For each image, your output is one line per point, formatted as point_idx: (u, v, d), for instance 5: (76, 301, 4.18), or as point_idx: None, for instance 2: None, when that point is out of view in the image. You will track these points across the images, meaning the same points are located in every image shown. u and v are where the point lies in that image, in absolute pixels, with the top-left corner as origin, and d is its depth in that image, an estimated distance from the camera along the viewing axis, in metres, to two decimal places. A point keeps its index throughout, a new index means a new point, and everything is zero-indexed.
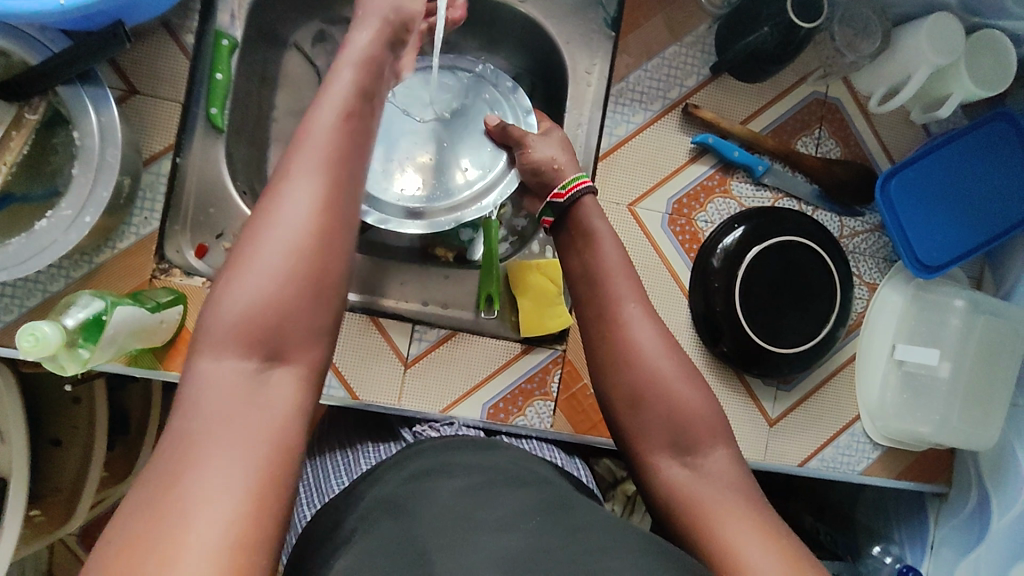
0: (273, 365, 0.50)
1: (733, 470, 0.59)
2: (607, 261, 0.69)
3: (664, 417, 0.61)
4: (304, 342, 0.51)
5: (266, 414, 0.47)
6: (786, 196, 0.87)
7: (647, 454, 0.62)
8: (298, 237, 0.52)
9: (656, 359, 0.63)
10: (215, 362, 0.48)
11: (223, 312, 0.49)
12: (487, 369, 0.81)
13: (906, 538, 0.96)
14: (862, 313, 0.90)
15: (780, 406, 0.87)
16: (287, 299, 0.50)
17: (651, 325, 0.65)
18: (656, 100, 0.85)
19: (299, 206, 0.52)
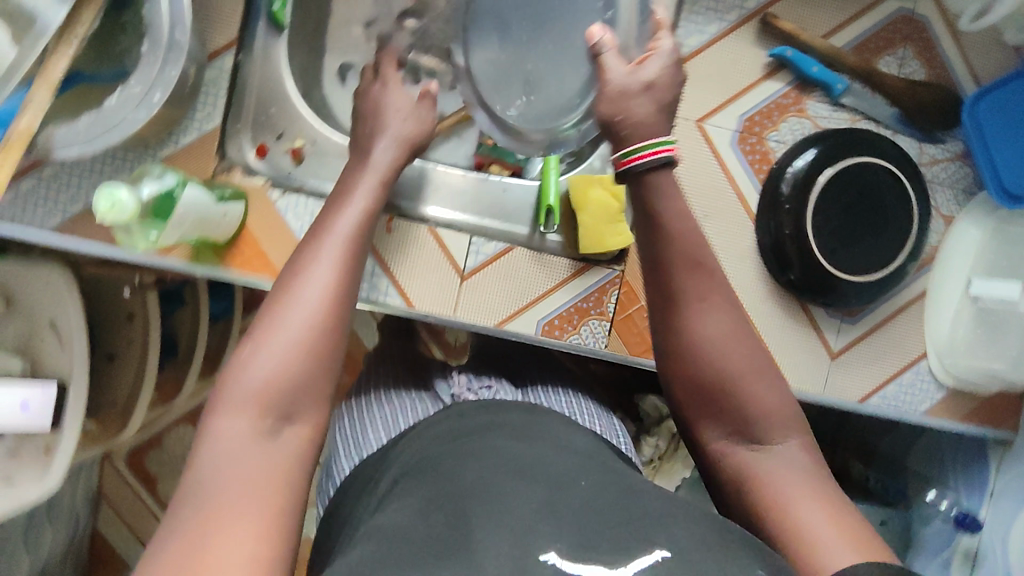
0: (285, 426, 0.46)
1: (813, 467, 0.50)
2: (678, 219, 0.57)
3: (737, 403, 0.53)
4: (315, 408, 0.48)
5: (276, 472, 0.44)
6: (865, 118, 0.83)
7: (715, 453, 0.54)
8: (316, 312, 0.50)
9: (728, 345, 0.54)
10: (228, 419, 0.45)
11: (238, 379, 0.47)
12: (543, 286, 0.80)
13: (963, 484, 0.93)
14: (936, 245, 0.86)
15: (844, 338, 0.84)
16: (306, 367, 0.48)
17: (722, 311, 0.55)
18: (732, 10, 0.81)
19: (319, 284, 0.51)
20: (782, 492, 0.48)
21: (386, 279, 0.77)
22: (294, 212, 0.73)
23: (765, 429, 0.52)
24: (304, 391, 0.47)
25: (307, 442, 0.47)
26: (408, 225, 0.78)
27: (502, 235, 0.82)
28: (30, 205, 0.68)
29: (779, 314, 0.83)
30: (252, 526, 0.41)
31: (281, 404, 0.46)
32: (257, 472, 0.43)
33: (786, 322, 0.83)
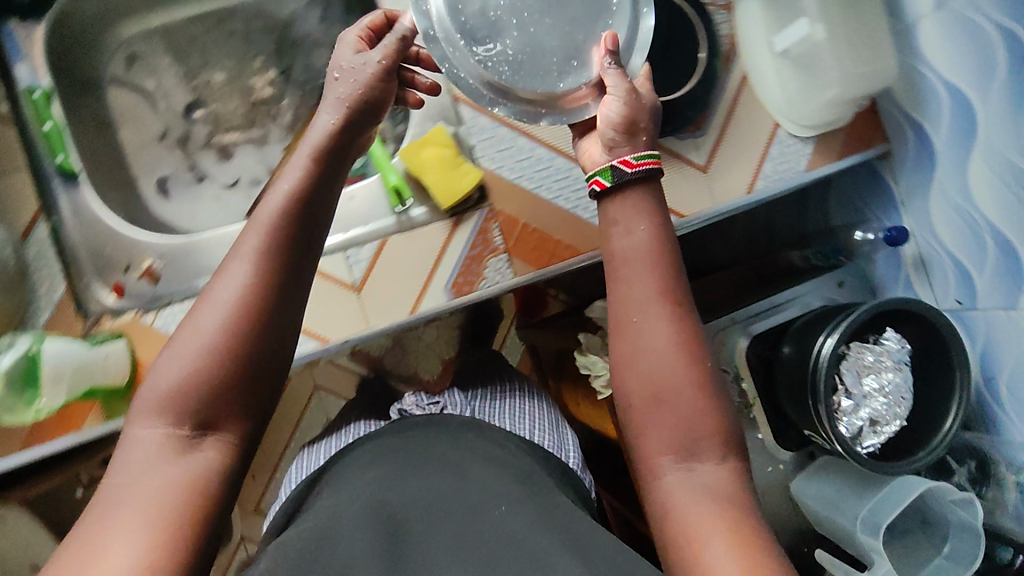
0: (202, 436, 0.52)
1: (730, 489, 0.57)
2: (629, 241, 0.62)
3: (667, 402, 0.58)
4: (230, 420, 0.54)
5: (182, 477, 0.50)
6: None
7: (651, 457, 0.58)
8: (226, 322, 0.53)
9: (667, 354, 0.59)
10: (143, 426, 0.51)
11: (157, 381, 0.52)
12: (431, 256, 0.82)
13: (880, 212, 1.03)
14: (734, 33, 0.92)
15: (704, 152, 0.90)
16: (215, 375, 0.52)
17: (667, 321, 0.60)
18: None
19: (233, 290, 0.54)
20: (695, 528, 0.54)
21: None
22: (176, 322, 0.75)
23: (695, 446, 0.57)
24: (219, 404, 0.53)
25: (222, 455, 0.53)
26: None
27: (373, 235, 0.83)
28: None
29: None
30: (150, 529, 0.47)
31: (197, 417, 0.52)
32: (164, 486, 0.49)
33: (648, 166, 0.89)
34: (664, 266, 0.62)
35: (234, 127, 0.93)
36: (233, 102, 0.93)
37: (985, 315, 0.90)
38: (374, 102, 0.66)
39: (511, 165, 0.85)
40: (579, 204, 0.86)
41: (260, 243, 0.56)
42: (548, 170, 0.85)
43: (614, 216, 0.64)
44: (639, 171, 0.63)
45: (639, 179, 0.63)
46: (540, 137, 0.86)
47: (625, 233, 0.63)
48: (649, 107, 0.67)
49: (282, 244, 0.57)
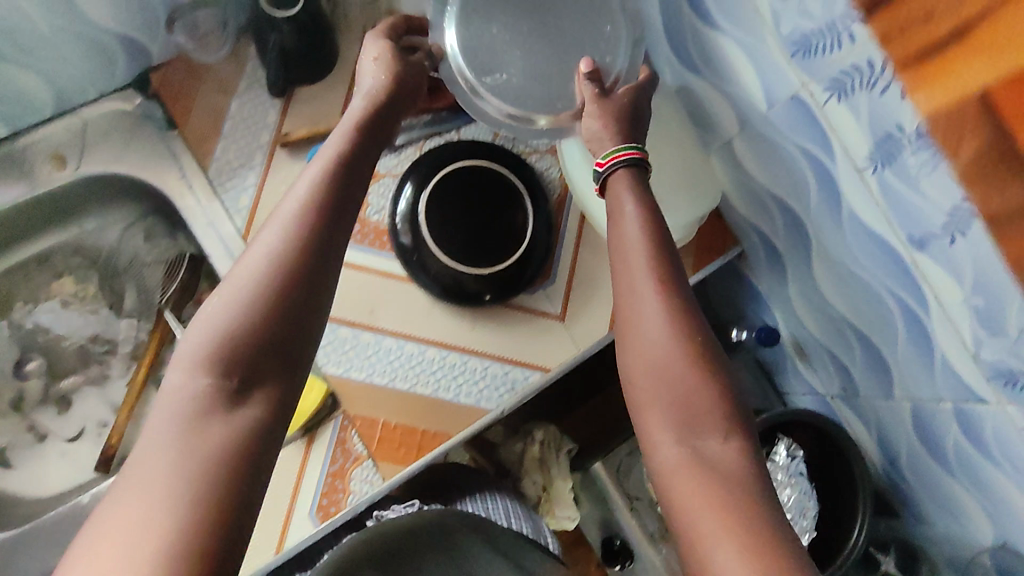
0: (240, 398, 0.49)
1: (738, 464, 0.53)
2: (632, 222, 0.63)
3: (668, 365, 0.56)
4: (269, 381, 0.50)
5: (213, 437, 0.46)
6: (427, 138, 0.91)
7: (649, 431, 0.56)
8: (270, 267, 0.52)
9: (674, 321, 0.58)
10: (185, 378, 0.48)
11: (185, 340, 0.49)
12: (291, 484, 0.81)
13: (755, 307, 1.02)
14: (561, 175, 0.93)
15: (557, 300, 0.89)
16: (256, 332, 0.50)
17: (675, 292, 0.59)
18: (254, 154, 0.83)
19: (279, 237, 0.53)
20: (697, 512, 0.50)
21: None
22: None
23: (699, 418, 0.55)
24: (262, 358, 0.50)
25: (255, 422, 0.48)
26: None
27: None
28: None
29: (496, 327, 0.87)
30: (157, 501, 0.42)
31: (236, 371, 0.49)
32: (201, 447, 0.45)
33: (503, 330, 0.87)
34: (659, 237, 0.62)
35: (71, 370, 0.90)
36: (66, 342, 0.90)
37: (870, 403, 0.90)
38: (394, 95, 0.70)
39: (358, 365, 0.82)
40: (438, 384, 0.84)
41: (296, 209, 0.55)
42: (399, 359, 0.84)
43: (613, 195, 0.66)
44: (608, 168, 0.67)
45: (624, 169, 0.66)
46: (383, 328, 0.84)
47: (621, 221, 0.64)
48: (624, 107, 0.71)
49: (312, 210, 0.56)
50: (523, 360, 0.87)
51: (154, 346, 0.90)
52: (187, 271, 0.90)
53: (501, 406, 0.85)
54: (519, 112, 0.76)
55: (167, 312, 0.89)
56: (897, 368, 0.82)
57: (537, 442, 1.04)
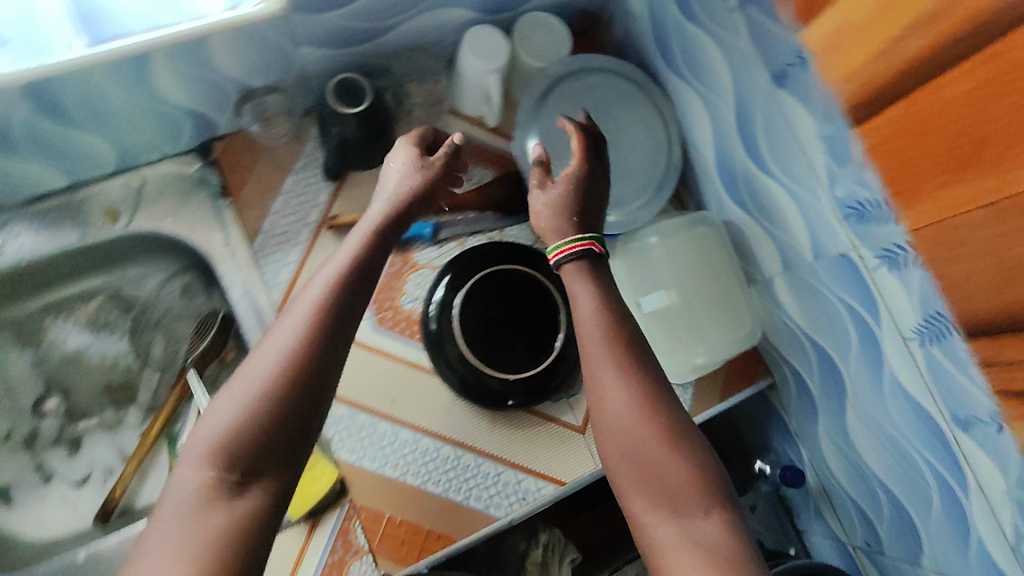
0: (241, 486, 0.51)
1: (727, 539, 0.56)
2: (599, 310, 0.66)
3: (634, 444, 0.61)
4: (271, 468, 0.53)
5: (206, 533, 0.49)
6: (469, 235, 0.91)
7: (632, 513, 0.60)
8: (286, 352, 0.55)
9: (636, 415, 0.62)
10: (191, 471, 0.51)
11: (195, 437, 0.53)
12: (287, 568, 0.78)
13: (779, 437, 0.99)
14: (596, 286, 0.91)
15: (580, 410, 0.87)
16: (263, 419, 0.52)
17: (629, 388, 0.63)
18: (301, 230, 0.86)
19: (285, 331, 0.55)
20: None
21: None
22: None
23: (680, 505, 0.58)
24: (265, 452, 0.52)
25: (254, 510, 0.51)
26: None
27: None
28: None
29: (514, 431, 0.85)
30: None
31: (246, 457, 0.52)
32: (207, 540, 0.49)
33: (521, 435, 0.85)
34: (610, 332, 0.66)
35: (87, 412, 0.90)
36: (85, 384, 0.91)
37: (895, 564, 0.84)
38: (444, 171, 0.75)
39: (371, 453, 0.81)
40: (448, 484, 0.82)
41: (317, 292, 0.59)
42: (412, 452, 0.82)
43: (570, 294, 0.69)
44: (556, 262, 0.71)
45: (571, 264, 0.70)
46: (401, 420, 0.83)
47: (583, 311, 0.67)
48: (571, 197, 0.74)
49: (329, 292, 0.59)
50: (536, 469, 0.84)
51: (173, 399, 0.89)
52: (216, 331, 0.90)
53: (509, 516, 0.82)
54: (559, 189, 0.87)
55: (191, 372, 0.90)
56: (926, 537, 0.75)
57: (542, 546, 1.00)
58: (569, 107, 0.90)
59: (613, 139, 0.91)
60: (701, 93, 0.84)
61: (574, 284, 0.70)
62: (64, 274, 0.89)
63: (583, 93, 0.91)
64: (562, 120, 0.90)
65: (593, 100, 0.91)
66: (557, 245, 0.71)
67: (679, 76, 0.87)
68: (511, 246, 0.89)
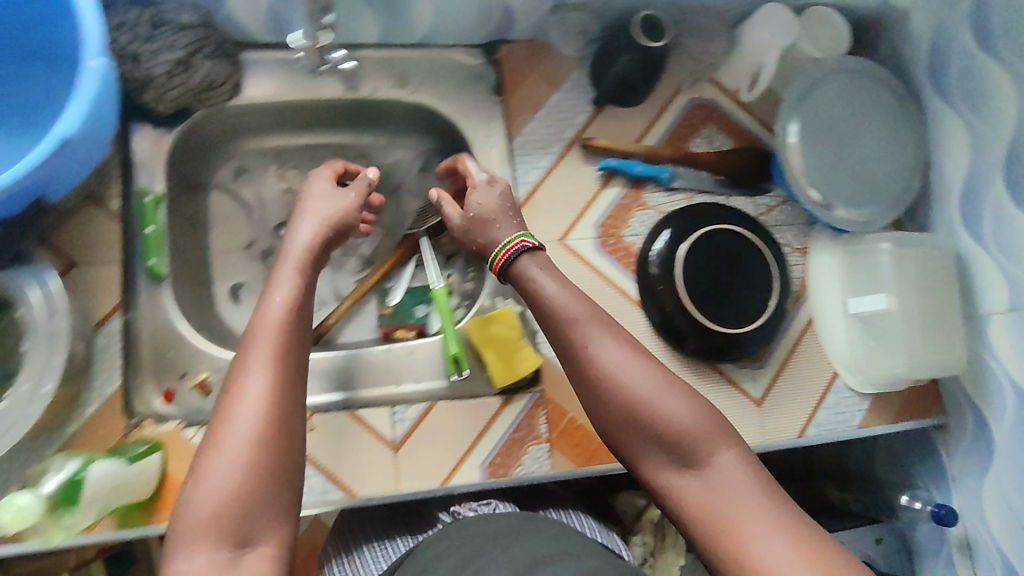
0: (245, 549, 0.50)
1: (745, 471, 0.57)
2: (561, 292, 0.69)
3: (647, 398, 0.61)
4: (271, 530, 0.52)
5: None
6: (699, 192, 0.93)
7: (652, 473, 0.61)
8: (246, 434, 0.52)
9: (632, 367, 0.62)
10: (184, 559, 0.49)
11: (190, 509, 0.50)
12: (473, 432, 0.82)
13: (929, 480, 0.98)
14: (804, 277, 0.93)
15: (761, 384, 0.90)
16: (245, 492, 0.51)
17: (617, 344, 0.64)
18: (555, 142, 0.91)
19: (254, 401, 0.54)
20: (725, 523, 0.55)
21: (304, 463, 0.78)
22: None
23: (689, 453, 0.58)
24: (252, 516, 0.51)
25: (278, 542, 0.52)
26: (329, 415, 0.80)
27: (418, 396, 0.83)
28: None
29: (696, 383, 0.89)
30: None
31: (213, 537, 0.49)
32: None
33: (704, 388, 0.89)
34: (583, 305, 0.67)
35: None
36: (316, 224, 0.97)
37: None
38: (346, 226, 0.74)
39: None
40: None
41: (269, 351, 0.57)
42: None
43: (524, 278, 0.72)
44: (503, 264, 0.74)
45: (523, 256, 0.73)
46: None
47: (548, 287, 0.70)
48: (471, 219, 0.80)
49: (282, 351, 0.58)
50: None
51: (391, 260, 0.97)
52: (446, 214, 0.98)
53: None
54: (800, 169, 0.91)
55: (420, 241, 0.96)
56: None
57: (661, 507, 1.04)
58: (837, 100, 0.93)
59: (862, 144, 0.93)
60: (971, 123, 0.86)
61: (532, 270, 0.72)
62: (330, 122, 0.95)
63: (852, 92, 0.93)
64: (828, 108, 0.92)
65: (859, 102, 0.94)
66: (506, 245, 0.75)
67: (950, 104, 0.89)
68: (739, 214, 0.92)
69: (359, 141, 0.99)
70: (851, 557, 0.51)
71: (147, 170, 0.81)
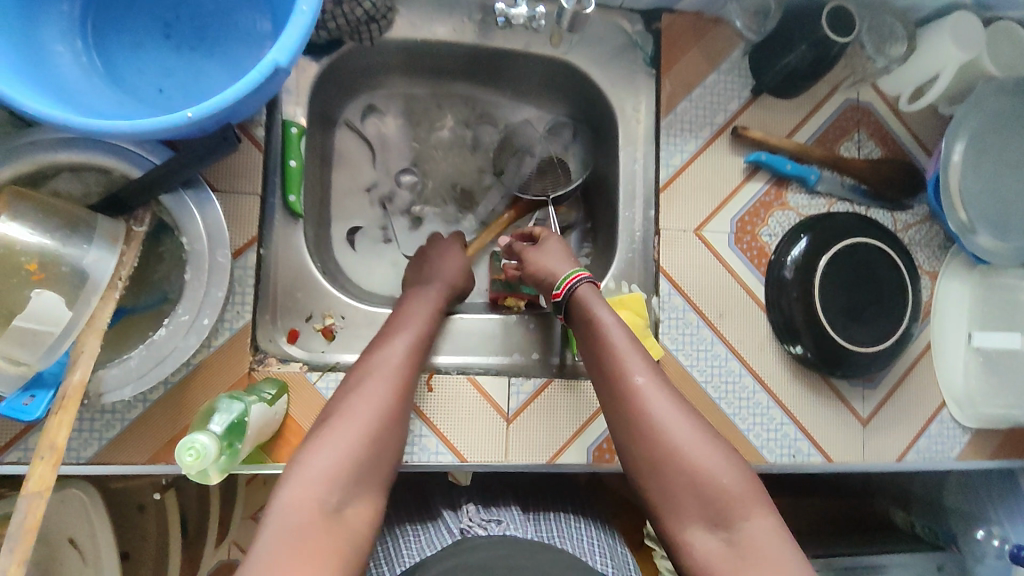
0: (344, 506, 0.53)
1: (776, 537, 0.55)
2: (607, 326, 0.68)
3: (689, 446, 0.60)
4: (367, 495, 0.55)
5: (339, 540, 0.51)
6: (840, 199, 0.89)
7: (677, 526, 0.59)
8: (368, 416, 0.59)
9: (673, 422, 0.61)
10: (295, 493, 0.52)
11: (302, 473, 0.53)
12: (585, 414, 0.81)
13: (1005, 516, 0.98)
14: (930, 301, 0.91)
15: (870, 404, 0.89)
16: (358, 457, 0.55)
17: (664, 394, 0.63)
18: (704, 127, 0.87)
19: (374, 411, 0.59)
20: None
21: (421, 422, 0.78)
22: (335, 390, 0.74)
23: (720, 512, 0.57)
24: (358, 475, 0.55)
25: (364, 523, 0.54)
26: (446, 377, 0.80)
27: (532, 370, 0.85)
28: (89, 418, 0.69)
29: (806, 394, 0.87)
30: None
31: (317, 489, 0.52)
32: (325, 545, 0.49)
33: (814, 400, 0.87)
34: (632, 343, 0.66)
35: (432, 201, 0.92)
36: (437, 177, 0.93)
37: None
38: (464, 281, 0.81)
39: (688, 350, 0.84)
40: (739, 411, 0.85)
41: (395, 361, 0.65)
42: (720, 368, 0.85)
43: (578, 321, 0.71)
44: (566, 294, 0.72)
45: (585, 288, 0.72)
46: (723, 334, 0.85)
47: (607, 328, 0.68)
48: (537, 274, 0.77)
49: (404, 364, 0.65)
50: (811, 434, 0.86)
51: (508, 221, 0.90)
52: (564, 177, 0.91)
53: (777, 464, 0.85)
54: (953, 188, 0.86)
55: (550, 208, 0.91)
56: None
57: None
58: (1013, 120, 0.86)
59: None
60: None
61: (589, 303, 0.71)
62: (468, 70, 0.90)
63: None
64: (1001, 126, 0.86)
65: None
66: (566, 277, 0.73)
67: None
68: (882, 227, 0.88)
69: (484, 96, 0.94)
70: None
71: (291, 97, 0.78)
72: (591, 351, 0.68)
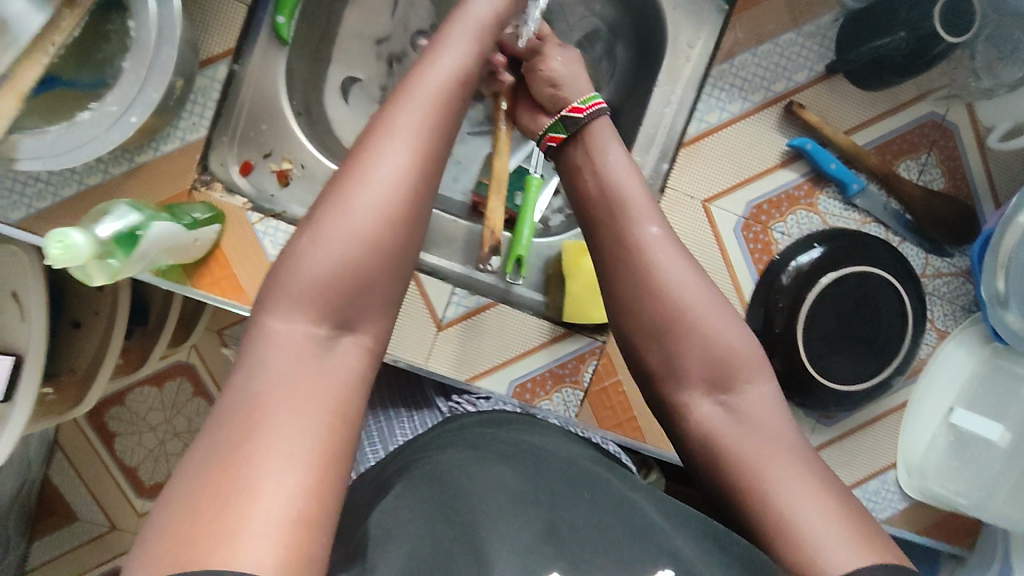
0: (342, 335, 0.45)
1: (771, 411, 0.53)
2: (620, 168, 0.61)
3: (691, 289, 0.55)
4: (375, 313, 0.47)
5: (330, 384, 0.43)
6: (875, 221, 0.79)
7: (675, 392, 0.55)
8: (382, 204, 0.46)
9: (679, 286, 0.55)
10: (284, 320, 0.44)
11: (294, 276, 0.45)
12: (521, 347, 0.77)
13: None
14: (926, 360, 0.82)
15: (818, 437, 0.81)
16: (364, 269, 0.46)
17: (679, 256, 0.57)
18: (758, 90, 0.76)
19: (373, 207, 0.46)
20: (752, 458, 0.50)
21: None
22: (272, 237, 0.69)
23: (727, 375, 0.53)
24: (362, 292, 0.46)
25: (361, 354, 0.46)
26: None
27: (481, 287, 0.81)
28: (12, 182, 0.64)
29: None
30: (321, 441, 0.40)
31: (315, 302, 0.44)
32: (315, 388, 0.42)
33: None
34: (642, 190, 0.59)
35: None
36: None
37: None
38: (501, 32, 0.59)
39: None
40: None
41: (421, 119, 0.49)
42: None
43: (581, 161, 0.64)
44: (588, 112, 0.65)
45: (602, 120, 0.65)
46: None
47: (620, 167, 0.61)
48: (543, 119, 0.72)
49: (438, 125, 0.50)
50: None
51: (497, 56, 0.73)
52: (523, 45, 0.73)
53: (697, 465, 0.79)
54: (1005, 257, 0.74)
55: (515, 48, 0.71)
56: None
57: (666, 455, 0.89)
58: None
59: None
60: None
61: (604, 140, 0.64)
62: None
63: None
64: None
65: None
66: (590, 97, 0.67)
67: None
68: (905, 263, 0.78)
69: None
70: (881, 531, 0.46)
71: None
72: (593, 192, 0.61)
